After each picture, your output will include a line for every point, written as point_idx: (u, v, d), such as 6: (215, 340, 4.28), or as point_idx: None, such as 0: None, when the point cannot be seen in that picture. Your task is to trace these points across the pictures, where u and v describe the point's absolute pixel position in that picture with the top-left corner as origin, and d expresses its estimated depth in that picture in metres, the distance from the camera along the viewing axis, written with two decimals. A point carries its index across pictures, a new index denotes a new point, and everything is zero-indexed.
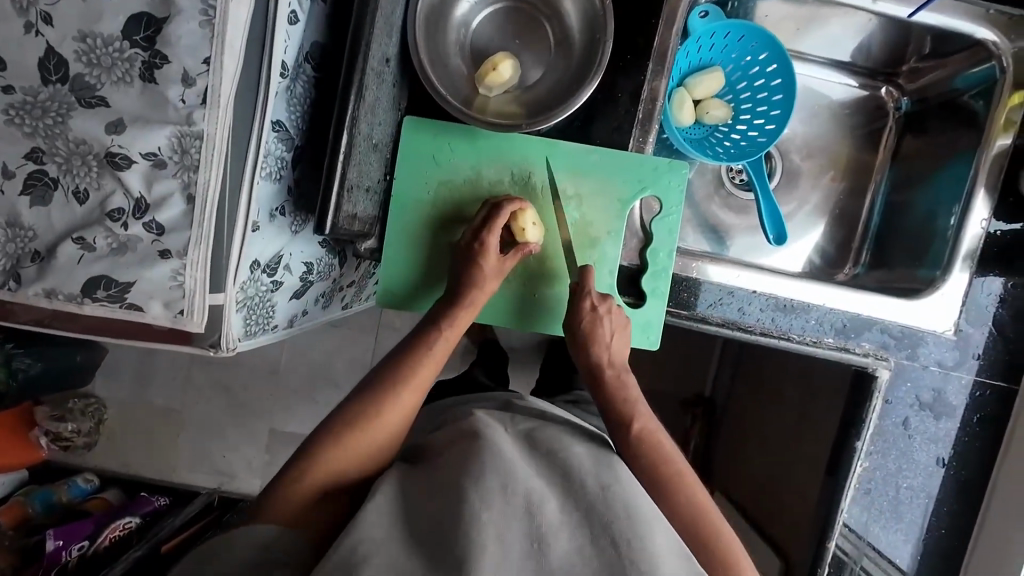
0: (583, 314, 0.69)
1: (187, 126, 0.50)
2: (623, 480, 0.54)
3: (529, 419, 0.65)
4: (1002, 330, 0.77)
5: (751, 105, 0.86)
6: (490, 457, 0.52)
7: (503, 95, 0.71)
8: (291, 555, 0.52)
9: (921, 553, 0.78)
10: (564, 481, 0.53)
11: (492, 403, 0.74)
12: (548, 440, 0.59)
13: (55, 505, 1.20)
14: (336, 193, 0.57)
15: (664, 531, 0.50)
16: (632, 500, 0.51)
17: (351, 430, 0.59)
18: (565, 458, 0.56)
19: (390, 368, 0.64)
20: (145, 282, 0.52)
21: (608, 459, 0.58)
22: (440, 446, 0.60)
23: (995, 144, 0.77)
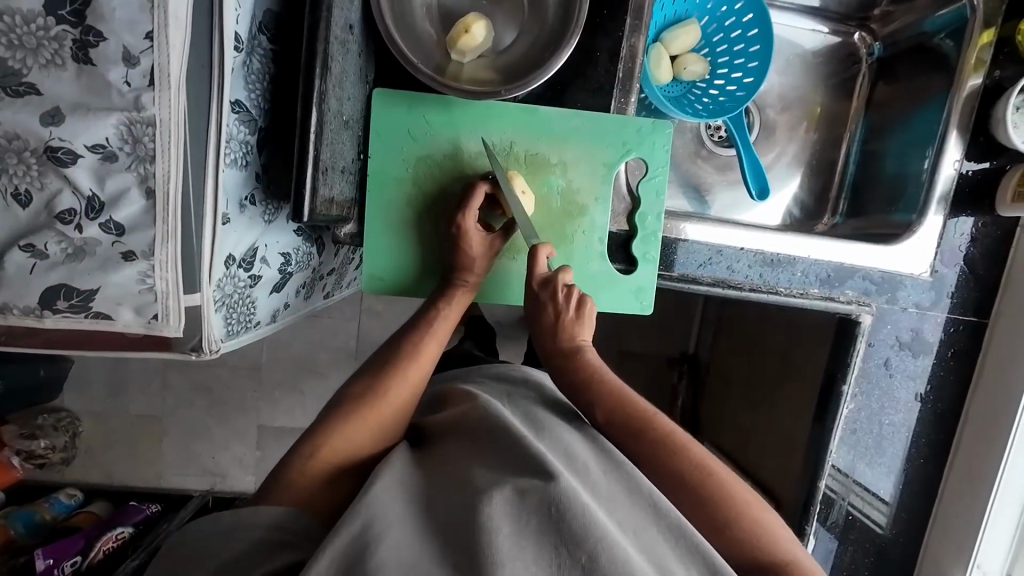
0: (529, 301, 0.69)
1: (136, 112, 0.44)
2: (623, 466, 0.54)
3: (525, 397, 0.64)
4: (973, 268, 0.80)
5: (728, 59, 0.84)
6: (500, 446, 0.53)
7: (476, 61, 0.67)
8: (296, 532, 0.48)
9: (902, 483, 0.83)
10: (567, 462, 0.52)
11: (485, 377, 0.73)
12: (546, 421, 0.58)
13: (39, 524, 1.14)
14: (311, 177, 0.53)
15: (660, 516, 0.49)
16: (636, 480, 0.52)
17: (359, 413, 0.58)
18: (563, 441, 0.55)
19: (389, 358, 0.63)
20: (110, 288, 0.48)
21: (601, 443, 0.57)
22: (449, 427, 0.60)
23: (967, 84, 0.78)
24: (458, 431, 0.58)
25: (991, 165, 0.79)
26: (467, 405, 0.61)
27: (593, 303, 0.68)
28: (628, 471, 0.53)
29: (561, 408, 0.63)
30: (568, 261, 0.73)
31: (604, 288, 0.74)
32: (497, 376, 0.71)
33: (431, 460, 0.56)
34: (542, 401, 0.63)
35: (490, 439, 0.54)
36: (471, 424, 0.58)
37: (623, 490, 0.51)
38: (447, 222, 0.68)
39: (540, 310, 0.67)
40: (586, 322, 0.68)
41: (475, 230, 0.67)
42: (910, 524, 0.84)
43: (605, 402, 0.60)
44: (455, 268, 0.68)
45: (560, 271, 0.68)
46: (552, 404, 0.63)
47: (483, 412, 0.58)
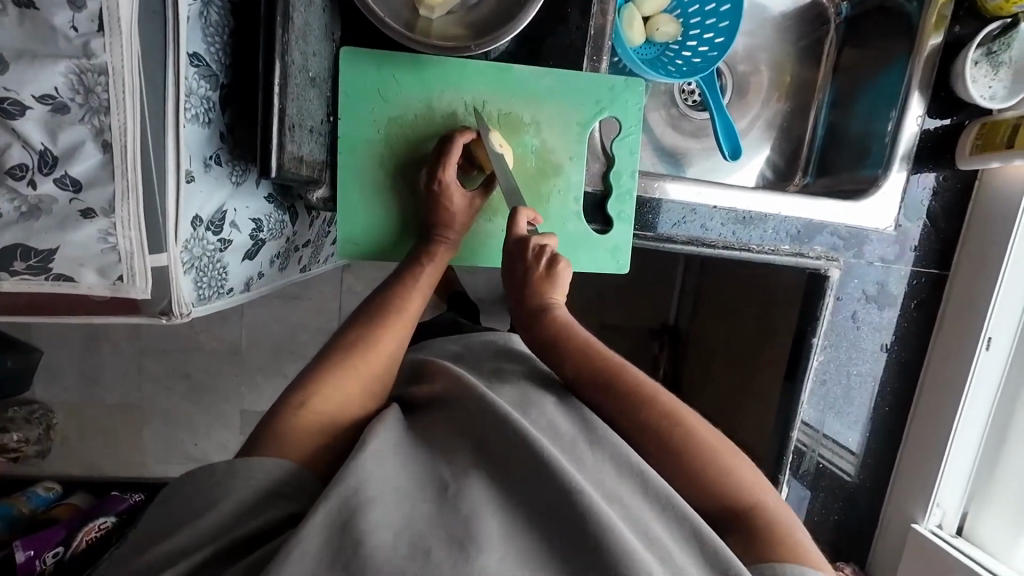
0: (512, 260, 0.67)
1: (85, 60, 0.42)
2: (609, 434, 0.54)
3: (512, 369, 0.64)
4: (935, 223, 0.83)
5: (699, 20, 0.84)
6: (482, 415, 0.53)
7: (446, 17, 0.66)
8: (287, 488, 0.48)
9: (868, 431, 0.87)
10: (552, 439, 0.53)
11: (474, 345, 0.72)
12: (528, 397, 0.58)
13: (16, 517, 1.12)
14: (277, 133, 0.52)
15: (650, 487, 0.50)
16: (622, 451, 0.52)
17: (346, 366, 0.58)
18: (550, 418, 0.55)
19: (371, 315, 0.63)
20: (70, 247, 0.46)
21: (582, 411, 0.57)
22: (437, 390, 0.59)
23: (928, 44, 0.79)
24: (445, 401, 0.58)
25: (951, 122, 0.82)
26: (448, 375, 0.60)
27: (568, 265, 0.66)
28: (616, 443, 0.53)
29: (544, 378, 0.62)
30: (546, 222, 0.73)
31: (581, 248, 0.75)
32: (485, 346, 0.71)
33: (421, 425, 0.56)
34: (528, 373, 0.63)
35: (474, 408, 0.54)
36: (453, 397, 0.57)
37: (612, 461, 0.52)
38: (426, 179, 0.67)
39: (513, 265, 0.67)
40: (560, 280, 0.66)
41: (455, 185, 0.67)
42: (877, 470, 0.88)
43: (575, 359, 0.60)
44: (435, 225, 0.67)
45: (538, 235, 0.67)
46: (539, 375, 0.63)
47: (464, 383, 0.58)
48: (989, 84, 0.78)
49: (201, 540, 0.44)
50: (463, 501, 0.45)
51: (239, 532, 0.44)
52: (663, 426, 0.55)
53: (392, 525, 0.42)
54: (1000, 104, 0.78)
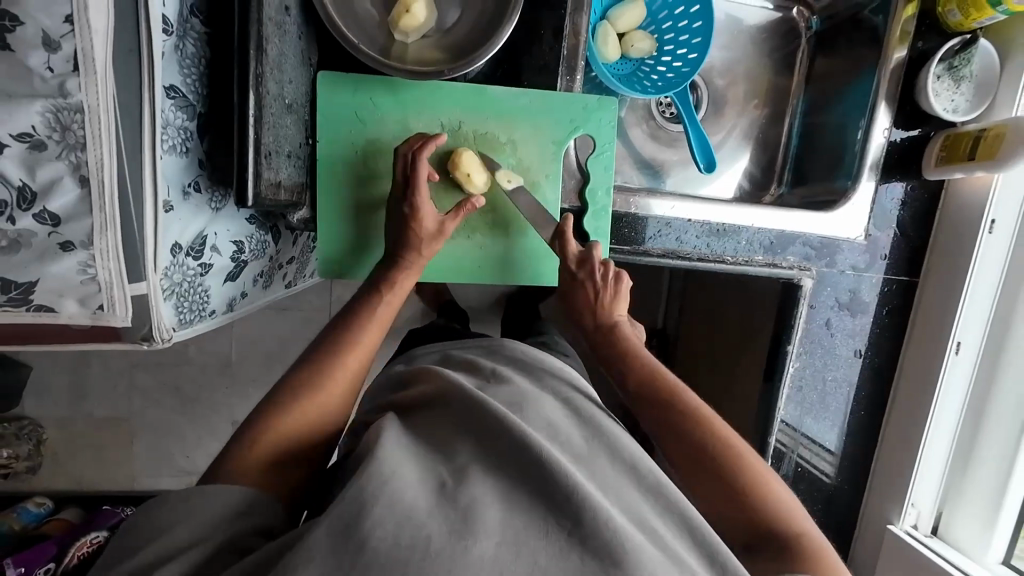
0: (566, 281, 0.74)
1: (62, 99, 0.43)
2: (607, 431, 0.57)
3: (513, 372, 0.65)
4: (905, 231, 0.86)
5: (673, 35, 0.86)
6: (482, 417, 0.54)
7: (421, 40, 0.67)
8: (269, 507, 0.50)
9: (844, 434, 0.90)
10: (550, 434, 0.54)
11: (474, 349, 0.74)
12: (515, 398, 0.59)
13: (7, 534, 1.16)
14: (254, 161, 0.53)
15: (639, 478, 0.52)
16: (619, 443, 0.55)
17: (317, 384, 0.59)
18: (547, 414, 0.57)
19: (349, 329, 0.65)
20: (50, 279, 0.47)
21: (579, 409, 0.60)
22: (419, 403, 0.60)
23: (893, 57, 0.82)
24: (438, 403, 0.59)
25: (918, 133, 0.84)
26: (440, 379, 0.61)
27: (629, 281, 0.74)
28: (609, 437, 0.56)
29: (533, 374, 0.65)
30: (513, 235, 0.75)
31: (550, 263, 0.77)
32: (484, 347, 0.73)
33: (410, 429, 0.57)
34: (526, 371, 0.66)
35: (471, 416, 0.55)
36: (447, 397, 0.58)
37: (607, 451, 0.54)
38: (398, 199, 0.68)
39: (578, 289, 0.74)
40: (623, 299, 0.74)
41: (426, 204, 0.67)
42: (853, 471, 0.91)
43: (642, 377, 0.65)
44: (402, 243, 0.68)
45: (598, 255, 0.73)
46: (534, 372, 0.66)
47: (449, 389, 0.59)
48: (951, 97, 0.81)
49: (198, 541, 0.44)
50: (462, 497, 0.46)
51: (229, 546, 0.45)
52: (693, 428, 0.58)
53: (392, 523, 0.43)
54: (962, 116, 0.80)
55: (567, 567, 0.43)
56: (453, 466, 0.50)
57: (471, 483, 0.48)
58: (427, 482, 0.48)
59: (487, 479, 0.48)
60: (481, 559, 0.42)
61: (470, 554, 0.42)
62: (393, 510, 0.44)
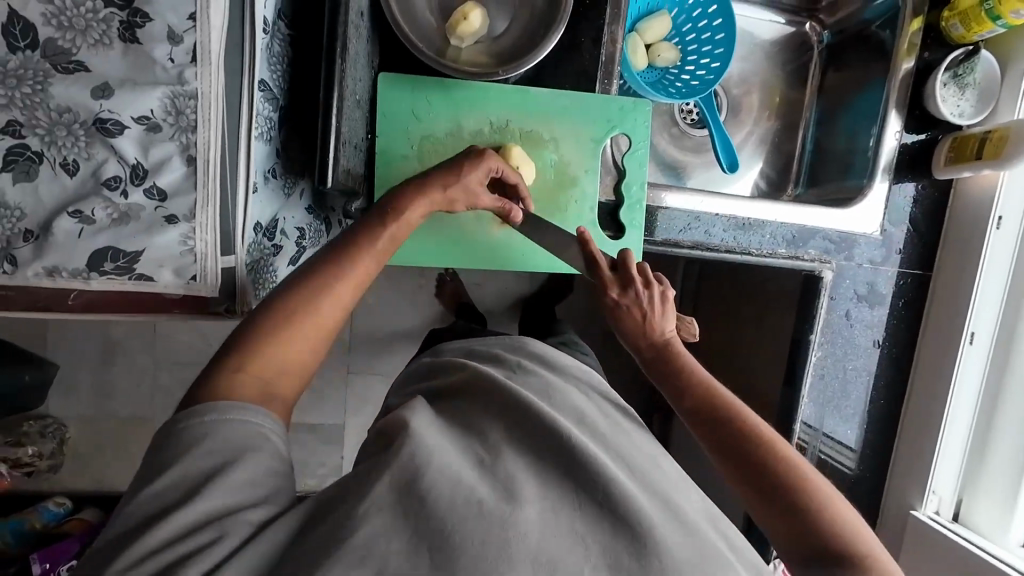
0: (606, 309, 0.69)
1: (179, 86, 0.48)
2: (626, 429, 0.60)
3: (534, 364, 0.68)
4: (916, 227, 0.91)
5: (696, 46, 0.93)
6: (512, 407, 0.55)
7: (473, 45, 0.73)
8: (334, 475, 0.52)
9: (864, 424, 0.94)
10: (577, 420, 0.57)
11: (501, 344, 0.76)
12: (544, 388, 0.62)
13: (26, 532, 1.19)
14: (333, 148, 0.58)
15: (661, 466, 0.55)
16: (636, 437, 0.59)
17: (298, 316, 0.51)
18: (573, 401, 0.60)
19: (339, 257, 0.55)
20: (154, 250, 0.52)
21: (601, 403, 0.63)
22: (450, 388, 0.63)
23: (901, 68, 0.88)
24: (466, 394, 0.60)
25: (927, 137, 0.90)
26: (471, 370, 0.64)
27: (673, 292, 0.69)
28: (629, 432, 0.60)
29: (556, 367, 0.69)
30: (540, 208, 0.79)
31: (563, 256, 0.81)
32: (507, 343, 0.76)
33: (442, 412, 0.58)
34: (551, 366, 0.69)
35: (500, 406, 0.56)
36: (475, 389, 0.60)
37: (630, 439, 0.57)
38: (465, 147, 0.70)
39: (620, 318, 0.68)
40: (670, 313, 0.67)
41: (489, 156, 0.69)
42: (874, 459, 0.95)
43: (690, 388, 0.61)
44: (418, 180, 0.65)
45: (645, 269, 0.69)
46: (557, 367, 0.69)
47: (481, 378, 0.60)
48: (957, 102, 0.87)
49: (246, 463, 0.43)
50: (499, 470, 0.48)
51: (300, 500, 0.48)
52: (734, 434, 0.56)
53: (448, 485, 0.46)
54: (968, 120, 0.86)
55: (601, 535, 0.45)
56: (489, 444, 0.51)
57: (505, 458, 0.49)
58: (465, 456, 0.49)
59: (519, 456, 0.50)
60: (529, 522, 0.43)
61: (517, 519, 0.43)
62: (443, 471, 0.46)
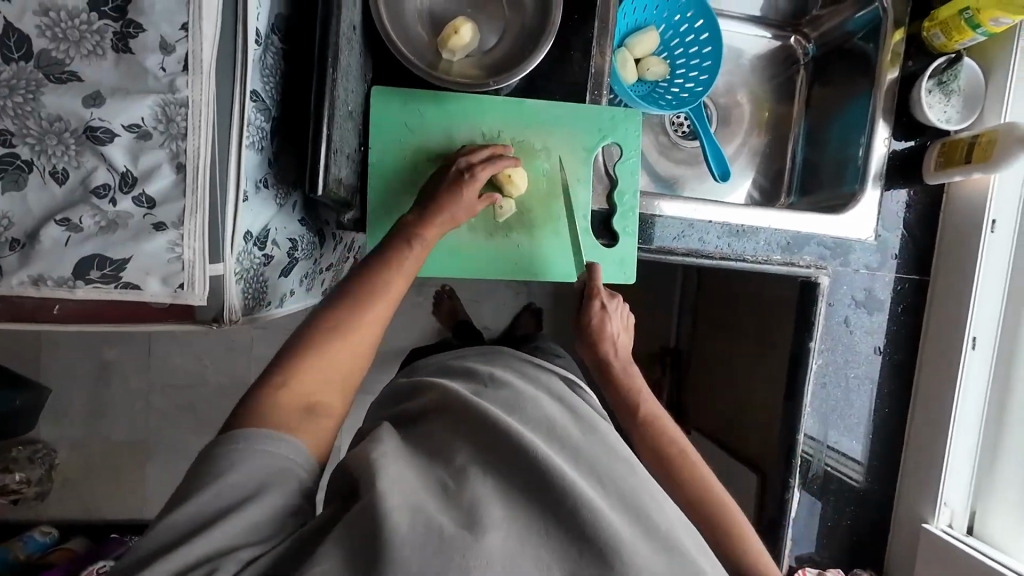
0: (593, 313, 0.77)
1: (170, 95, 0.49)
2: (604, 432, 0.59)
3: (507, 376, 0.68)
4: (911, 232, 0.91)
5: (685, 60, 0.95)
6: (481, 425, 0.55)
7: (465, 59, 0.75)
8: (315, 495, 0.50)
9: (870, 434, 0.92)
10: (548, 433, 0.57)
11: (473, 356, 0.80)
12: (517, 401, 0.61)
13: (11, 562, 1.15)
14: (324, 156, 0.59)
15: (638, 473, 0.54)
16: (612, 439, 0.58)
17: (336, 332, 0.58)
18: (545, 410, 0.60)
19: (354, 290, 0.62)
20: (141, 257, 0.51)
21: (575, 409, 0.62)
22: (419, 411, 0.63)
23: (885, 78, 0.89)
24: (434, 414, 0.61)
25: (915, 143, 0.91)
26: (439, 392, 0.64)
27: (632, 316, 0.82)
28: (604, 434, 0.59)
29: (531, 378, 0.69)
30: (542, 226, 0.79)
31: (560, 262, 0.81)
32: (483, 355, 0.79)
33: (412, 438, 0.58)
34: (527, 378, 0.69)
35: (468, 426, 0.56)
36: (445, 407, 0.60)
37: (604, 445, 0.56)
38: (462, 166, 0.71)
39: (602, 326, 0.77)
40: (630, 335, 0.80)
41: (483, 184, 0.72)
42: (882, 471, 0.92)
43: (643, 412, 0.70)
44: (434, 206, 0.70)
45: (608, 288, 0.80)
46: (532, 379, 0.69)
47: (451, 398, 0.61)
48: (943, 109, 0.88)
49: (238, 500, 0.45)
50: (464, 497, 0.47)
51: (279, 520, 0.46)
52: (671, 459, 0.65)
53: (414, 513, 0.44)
54: (956, 126, 0.87)
55: (566, 563, 0.44)
56: (454, 467, 0.51)
57: (471, 484, 0.48)
58: (429, 486, 0.49)
59: (487, 478, 0.49)
60: (492, 550, 0.42)
61: (481, 546, 0.42)
62: (408, 496, 0.45)
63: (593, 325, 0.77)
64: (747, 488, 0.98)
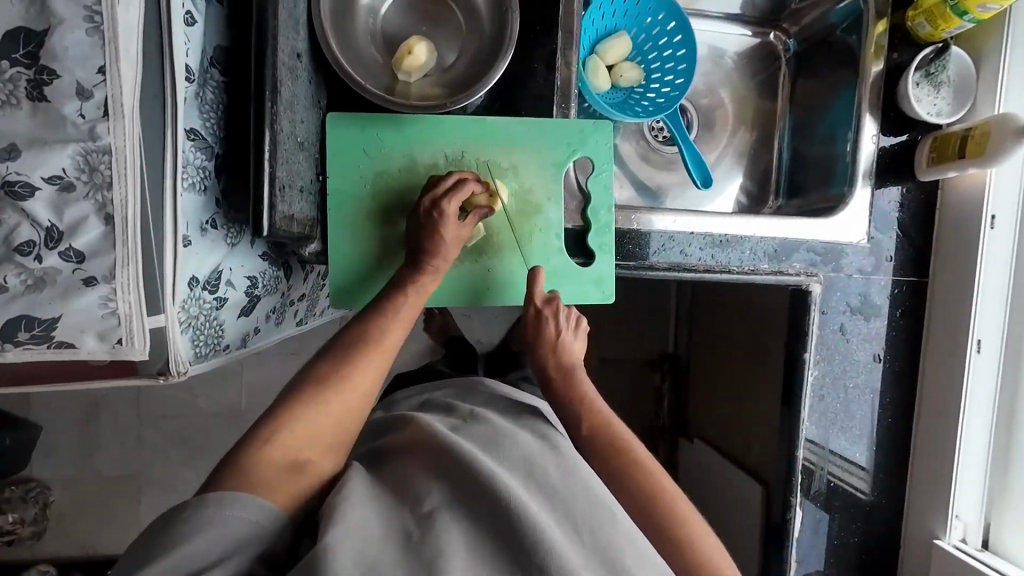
0: (528, 318, 0.74)
1: (91, 142, 0.46)
2: (581, 469, 0.57)
3: (486, 411, 0.66)
4: (906, 232, 0.86)
5: (659, 64, 0.91)
6: (454, 462, 0.53)
7: (423, 79, 0.71)
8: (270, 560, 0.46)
9: (874, 445, 0.87)
10: (524, 472, 0.54)
11: (449, 391, 0.77)
12: (496, 439, 0.59)
13: None
14: (268, 194, 0.56)
15: (616, 522, 0.51)
16: (588, 478, 0.56)
17: (324, 391, 0.56)
18: (522, 448, 0.58)
19: (344, 347, 0.60)
20: (72, 315, 0.48)
21: (553, 443, 0.60)
22: (394, 447, 0.59)
23: (871, 71, 0.85)
24: (404, 452, 0.58)
25: (907, 138, 0.87)
26: (417, 425, 0.61)
27: (587, 324, 0.78)
28: (582, 473, 0.56)
29: (513, 411, 0.67)
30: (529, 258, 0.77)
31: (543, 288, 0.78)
32: (461, 388, 0.76)
33: (378, 474, 0.55)
34: (507, 412, 0.67)
35: (441, 464, 0.54)
36: (416, 443, 0.58)
37: (581, 485, 0.54)
38: (427, 203, 0.68)
39: (539, 328, 0.74)
40: (579, 341, 0.76)
41: (453, 216, 0.68)
42: (889, 484, 0.88)
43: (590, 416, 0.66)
44: (425, 253, 0.68)
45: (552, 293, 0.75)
46: (513, 412, 0.67)
47: (426, 434, 0.58)
48: (934, 101, 0.84)
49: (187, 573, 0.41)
50: (427, 548, 0.45)
51: None
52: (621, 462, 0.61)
53: None
54: (947, 119, 0.83)
55: None
56: (422, 513, 0.49)
57: (439, 531, 0.46)
58: (390, 535, 0.47)
59: (460, 523, 0.48)
60: None
61: None
62: (361, 555, 0.43)
63: (531, 333, 0.74)
64: (750, 503, 0.93)
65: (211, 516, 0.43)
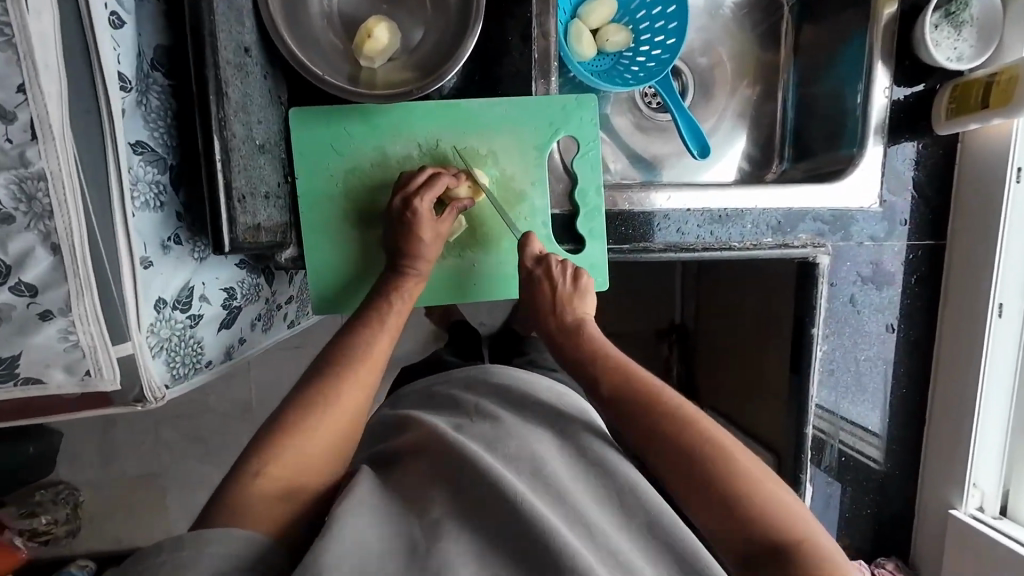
0: (523, 281, 0.70)
1: (23, 169, 0.43)
2: (597, 460, 0.51)
3: (488, 403, 0.60)
4: (922, 192, 0.80)
5: (649, 24, 0.83)
6: (462, 465, 0.48)
7: (388, 64, 0.66)
8: None
9: (887, 416, 0.84)
10: (531, 472, 0.49)
11: (454, 384, 0.68)
12: (502, 437, 0.53)
13: None
14: (226, 205, 0.52)
15: (631, 526, 0.47)
16: (612, 471, 0.50)
17: (306, 404, 0.54)
18: (528, 443, 0.52)
19: (325, 360, 0.59)
20: (32, 351, 0.47)
21: (572, 436, 0.55)
22: (397, 451, 0.55)
23: (884, 12, 0.77)
24: (410, 456, 0.53)
25: (923, 87, 0.79)
26: (422, 427, 0.56)
27: (590, 278, 0.70)
28: (602, 467, 0.51)
29: (519, 400, 0.59)
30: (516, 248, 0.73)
31: None
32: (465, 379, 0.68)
33: (388, 481, 0.51)
34: (506, 399, 0.60)
35: (445, 467, 0.49)
36: (422, 444, 0.53)
37: (592, 483, 0.50)
38: (399, 203, 0.65)
39: (536, 288, 0.68)
40: (587, 296, 0.69)
41: (428, 214, 0.65)
42: (903, 454, 0.85)
43: (609, 372, 0.59)
44: (403, 255, 0.66)
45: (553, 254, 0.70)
46: (518, 399, 0.60)
47: (432, 433, 0.53)
48: (954, 44, 0.76)
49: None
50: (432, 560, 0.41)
51: None
52: (653, 413, 0.53)
53: None
54: (969, 64, 0.75)
55: None
56: (428, 518, 0.45)
57: (442, 540, 0.43)
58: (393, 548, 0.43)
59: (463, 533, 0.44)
60: None
61: None
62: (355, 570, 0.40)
63: (527, 297, 0.69)
64: None
65: (196, 550, 0.41)
